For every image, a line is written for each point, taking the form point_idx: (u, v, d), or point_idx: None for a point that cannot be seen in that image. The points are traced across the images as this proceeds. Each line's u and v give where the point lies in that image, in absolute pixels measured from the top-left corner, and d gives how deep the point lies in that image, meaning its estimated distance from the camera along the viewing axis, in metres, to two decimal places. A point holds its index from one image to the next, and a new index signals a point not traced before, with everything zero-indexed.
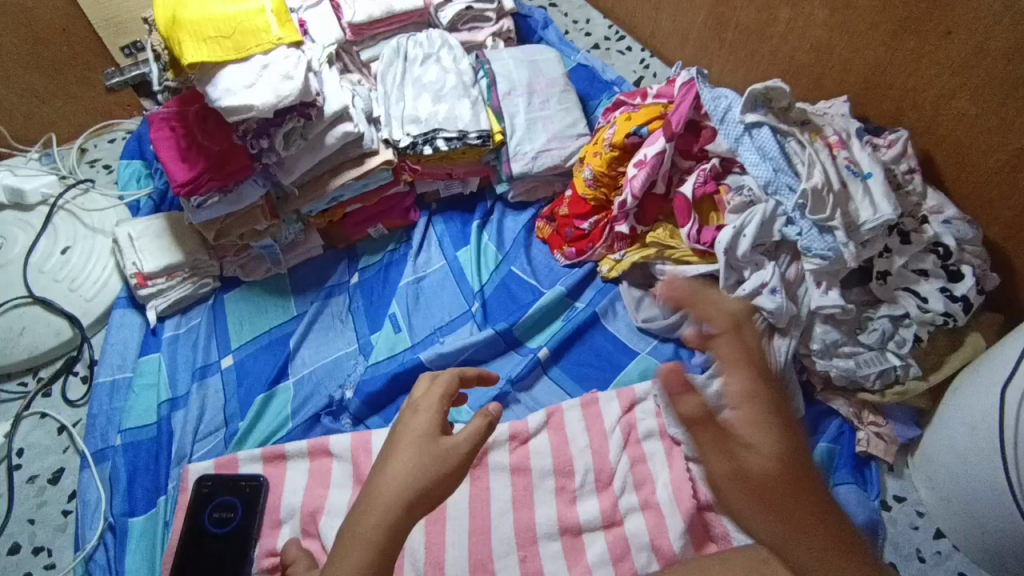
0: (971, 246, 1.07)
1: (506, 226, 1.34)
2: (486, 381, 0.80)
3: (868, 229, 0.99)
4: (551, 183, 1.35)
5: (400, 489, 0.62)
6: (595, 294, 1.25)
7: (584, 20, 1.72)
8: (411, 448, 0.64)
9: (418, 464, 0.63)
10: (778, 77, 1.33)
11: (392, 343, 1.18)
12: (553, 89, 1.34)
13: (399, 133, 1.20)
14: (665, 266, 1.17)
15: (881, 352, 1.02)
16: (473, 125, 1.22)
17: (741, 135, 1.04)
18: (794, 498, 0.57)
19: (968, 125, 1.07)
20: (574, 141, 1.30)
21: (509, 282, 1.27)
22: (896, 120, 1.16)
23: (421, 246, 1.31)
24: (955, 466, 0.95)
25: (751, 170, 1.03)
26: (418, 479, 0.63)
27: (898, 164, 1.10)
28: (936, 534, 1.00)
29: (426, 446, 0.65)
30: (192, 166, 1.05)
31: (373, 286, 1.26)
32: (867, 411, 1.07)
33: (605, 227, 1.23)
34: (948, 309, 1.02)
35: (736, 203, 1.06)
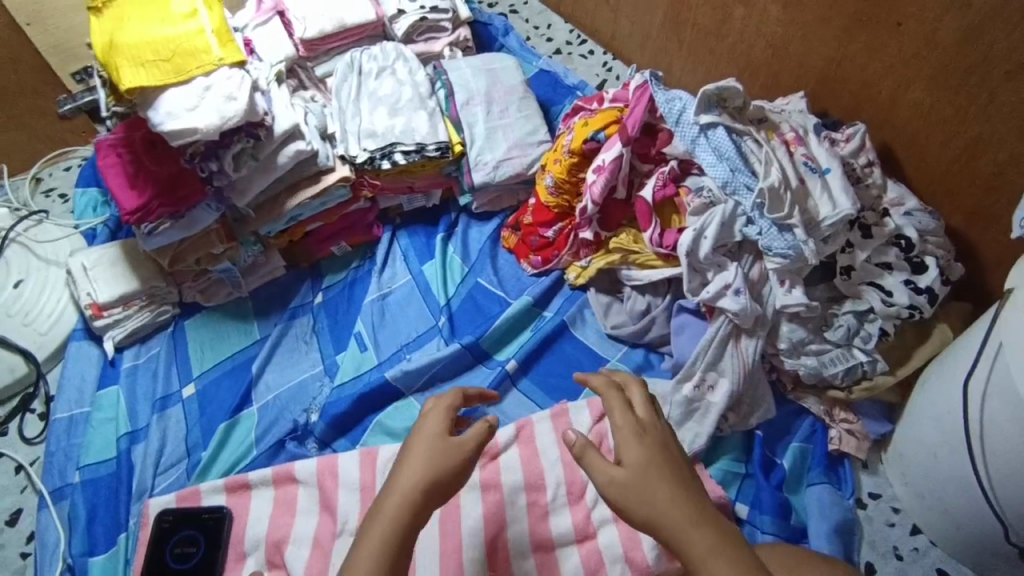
0: (933, 237, 1.07)
1: (471, 237, 1.32)
2: (485, 398, 0.90)
3: (829, 226, 0.99)
4: (514, 192, 1.33)
5: (409, 495, 0.67)
6: (562, 302, 1.24)
7: (545, 26, 1.71)
8: (420, 457, 0.70)
9: (427, 472, 0.69)
10: (737, 75, 1.33)
11: (357, 362, 1.16)
12: (512, 96, 1.32)
13: (356, 149, 1.18)
14: (631, 271, 1.15)
15: (848, 349, 1.02)
16: (430, 137, 1.21)
17: (697, 136, 1.03)
18: (677, 508, 0.63)
19: (923, 115, 1.07)
20: (535, 148, 1.29)
21: (475, 294, 1.26)
22: (854, 115, 1.16)
23: (386, 262, 1.29)
24: (926, 461, 0.94)
25: (708, 171, 1.02)
26: (424, 487, 0.68)
27: (858, 158, 1.09)
28: (914, 530, 0.99)
29: (436, 445, 0.71)
30: (141, 193, 1.02)
31: (338, 305, 1.24)
32: (838, 407, 1.06)
33: (569, 234, 1.22)
34: (913, 301, 1.02)
35: (696, 205, 1.05)
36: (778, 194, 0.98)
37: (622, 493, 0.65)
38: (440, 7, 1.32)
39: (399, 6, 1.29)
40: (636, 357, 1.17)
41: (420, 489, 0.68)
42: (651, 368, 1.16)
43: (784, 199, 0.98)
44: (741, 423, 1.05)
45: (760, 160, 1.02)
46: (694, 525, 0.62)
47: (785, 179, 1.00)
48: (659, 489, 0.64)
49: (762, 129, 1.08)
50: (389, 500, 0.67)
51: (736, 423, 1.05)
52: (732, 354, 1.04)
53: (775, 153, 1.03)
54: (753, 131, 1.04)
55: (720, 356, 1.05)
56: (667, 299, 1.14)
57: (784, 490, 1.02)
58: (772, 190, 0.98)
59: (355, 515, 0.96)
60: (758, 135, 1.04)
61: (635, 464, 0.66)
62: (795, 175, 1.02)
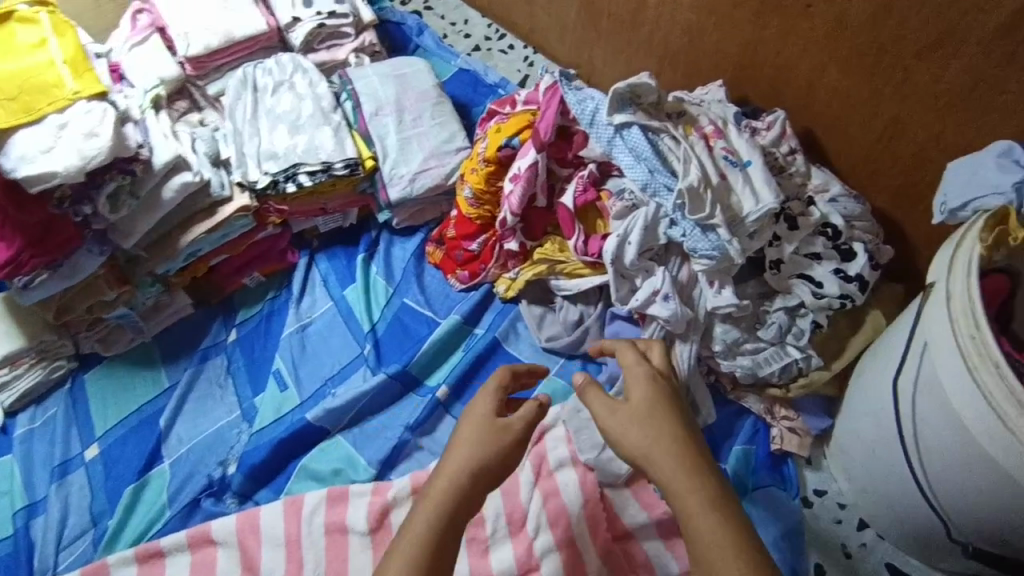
0: (860, 222, 1.04)
1: (394, 255, 1.25)
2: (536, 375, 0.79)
3: (753, 221, 0.96)
4: (437, 204, 1.26)
5: (457, 479, 0.64)
6: (494, 317, 1.18)
7: (462, 21, 1.63)
8: (469, 441, 0.66)
9: (475, 453, 0.65)
10: (658, 64, 1.28)
11: (277, 403, 1.08)
12: (424, 103, 1.25)
13: (256, 173, 1.09)
14: (560, 280, 1.10)
15: (782, 347, 0.99)
16: (337, 154, 1.12)
17: (613, 137, 0.98)
18: (676, 453, 0.62)
19: (842, 97, 1.04)
20: (452, 156, 1.22)
21: (402, 316, 1.18)
22: (774, 101, 1.13)
23: (304, 289, 1.21)
24: (867, 458, 0.92)
25: (627, 173, 0.98)
26: (472, 473, 0.64)
27: (779, 146, 1.07)
28: (860, 525, 0.97)
29: (486, 425, 0.68)
30: (8, 246, 0.89)
31: (254, 341, 1.15)
32: (779, 405, 1.04)
33: (494, 246, 1.16)
34: (844, 291, 0.99)
35: (618, 209, 1.00)
36: (699, 194, 0.94)
37: (622, 433, 0.65)
38: (338, 11, 1.24)
39: (294, 13, 1.22)
40: (575, 368, 1.12)
41: (463, 475, 0.64)
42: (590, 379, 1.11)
43: (704, 198, 0.94)
44: None
45: (679, 158, 0.98)
46: (691, 469, 0.61)
47: (705, 177, 0.96)
48: (661, 424, 0.64)
49: (681, 122, 1.03)
50: (437, 479, 0.65)
51: None
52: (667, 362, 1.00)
53: (694, 149, 0.99)
54: (671, 126, 1.00)
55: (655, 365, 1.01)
56: (599, 307, 1.10)
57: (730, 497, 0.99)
58: (692, 189, 0.94)
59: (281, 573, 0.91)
60: (676, 130, 1.00)
61: (644, 399, 0.66)
62: (716, 171, 0.98)
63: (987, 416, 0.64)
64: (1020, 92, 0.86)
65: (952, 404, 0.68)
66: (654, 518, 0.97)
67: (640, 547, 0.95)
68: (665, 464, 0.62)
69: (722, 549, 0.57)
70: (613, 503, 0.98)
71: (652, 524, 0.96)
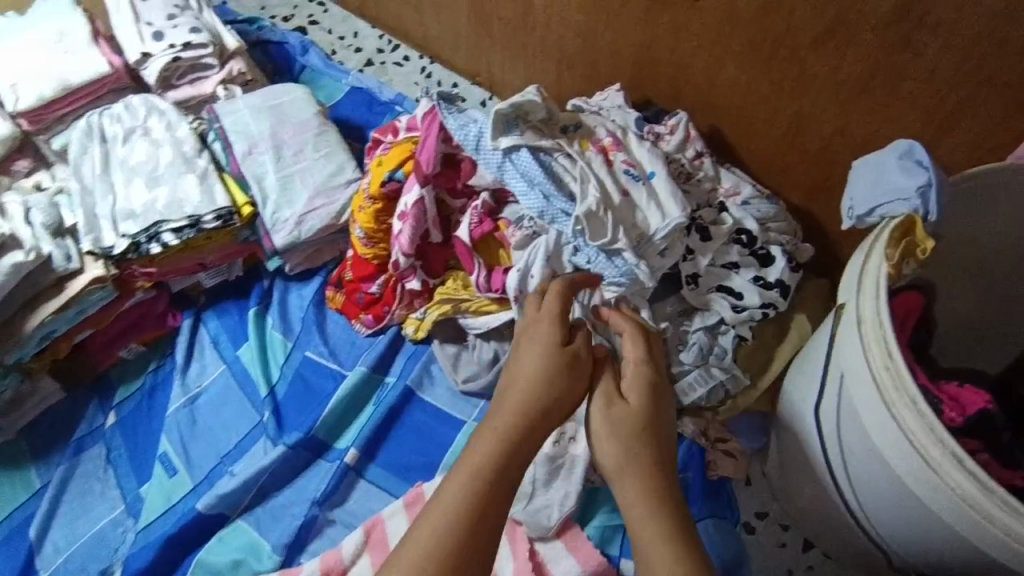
0: (774, 224, 0.99)
1: (290, 303, 1.14)
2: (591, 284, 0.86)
3: (662, 239, 0.88)
4: (334, 243, 1.15)
5: (525, 414, 0.68)
6: (404, 362, 1.08)
7: (352, 34, 1.51)
8: (535, 375, 0.70)
9: (519, 411, 0.68)
10: (556, 68, 1.19)
11: (166, 492, 0.97)
12: (305, 134, 1.13)
13: (112, 237, 0.97)
14: (467, 319, 1.01)
15: (706, 368, 0.93)
16: (205, 205, 1.00)
17: (502, 162, 0.89)
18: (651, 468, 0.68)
19: (744, 94, 0.97)
20: (342, 192, 1.10)
21: (304, 371, 1.07)
22: (677, 101, 1.06)
23: (192, 355, 1.09)
24: (803, 480, 0.86)
25: (522, 200, 0.89)
26: (534, 412, 0.69)
27: (685, 151, 1.00)
28: (805, 546, 0.93)
29: (549, 357, 0.72)
30: None
31: (137, 421, 1.03)
32: (712, 426, 0.97)
33: (395, 286, 1.06)
34: (764, 300, 0.94)
35: (519, 238, 0.92)
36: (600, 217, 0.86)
37: (604, 437, 0.70)
38: (194, 41, 1.11)
39: (143, 49, 1.09)
40: None
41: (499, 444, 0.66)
42: None
43: (606, 220, 0.86)
44: None
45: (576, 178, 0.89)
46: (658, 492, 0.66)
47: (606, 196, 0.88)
48: (640, 438, 0.69)
49: (575, 136, 0.94)
50: (506, 404, 0.69)
51: None
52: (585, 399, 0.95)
53: (592, 166, 0.90)
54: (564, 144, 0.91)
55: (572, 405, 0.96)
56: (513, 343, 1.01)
57: None
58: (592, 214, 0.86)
59: None
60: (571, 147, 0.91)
61: (637, 405, 0.72)
62: (619, 187, 0.90)
63: (912, 460, 0.58)
64: (921, 79, 0.80)
65: (878, 450, 0.62)
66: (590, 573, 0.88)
67: None
68: (636, 484, 0.66)
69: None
70: (544, 556, 0.90)
71: None
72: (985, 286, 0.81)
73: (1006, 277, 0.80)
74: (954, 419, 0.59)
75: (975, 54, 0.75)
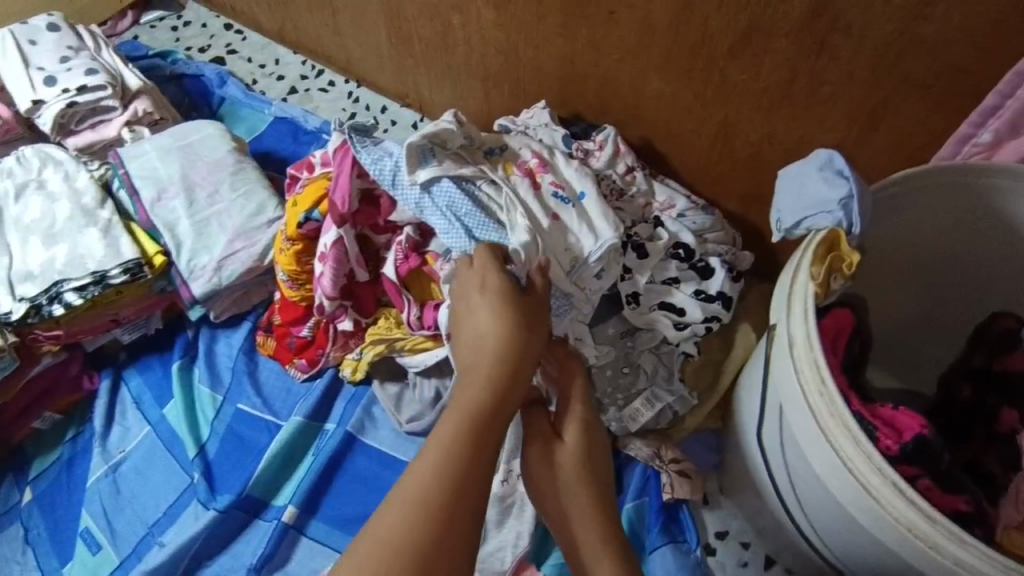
0: (711, 235, 0.97)
1: (218, 353, 1.07)
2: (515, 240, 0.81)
3: (596, 261, 0.83)
4: (262, 285, 1.09)
5: (498, 357, 0.66)
6: (344, 406, 1.03)
7: (273, 61, 1.45)
8: (500, 322, 0.68)
9: (497, 358, 0.66)
10: (481, 87, 1.16)
11: (90, 571, 0.90)
12: (220, 173, 1.07)
13: (9, 302, 0.91)
14: (404, 357, 0.96)
15: (653, 390, 0.92)
16: (110, 259, 0.93)
17: (420, 198, 0.84)
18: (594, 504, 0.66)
19: (669, 105, 0.95)
20: (264, 231, 1.05)
21: (236, 426, 1.01)
22: (604, 114, 1.03)
23: (112, 418, 1.02)
24: (760, 500, 0.84)
25: (445, 238, 0.83)
26: (513, 354, 0.66)
27: (615, 167, 0.97)
28: (767, 563, 0.90)
29: (509, 305, 0.69)
30: None
31: (55, 496, 0.96)
32: (665, 447, 0.94)
33: (327, 327, 1.01)
34: (707, 314, 0.92)
35: (446, 272, 0.86)
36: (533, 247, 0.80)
37: (544, 479, 0.68)
38: (91, 83, 1.05)
39: (35, 96, 1.04)
40: None
41: (474, 416, 0.62)
42: None
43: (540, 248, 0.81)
44: None
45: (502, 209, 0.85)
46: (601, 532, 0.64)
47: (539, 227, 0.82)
48: (581, 476, 0.68)
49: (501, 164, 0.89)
50: (481, 358, 0.66)
51: None
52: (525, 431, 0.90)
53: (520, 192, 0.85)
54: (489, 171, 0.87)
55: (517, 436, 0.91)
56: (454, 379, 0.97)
57: None
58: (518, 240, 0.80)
59: None
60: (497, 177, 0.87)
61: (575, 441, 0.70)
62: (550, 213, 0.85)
63: (854, 491, 0.55)
64: (840, 83, 0.79)
65: (822, 480, 0.60)
66: None
67: None
68: (579, 527, 0.65)
69: None
70: None
71: None
72: (921, 289, 0.80)
73: (939, 278, 0.79)
74: (890, 448, 0.57)
75: (889, 56, 0.74)
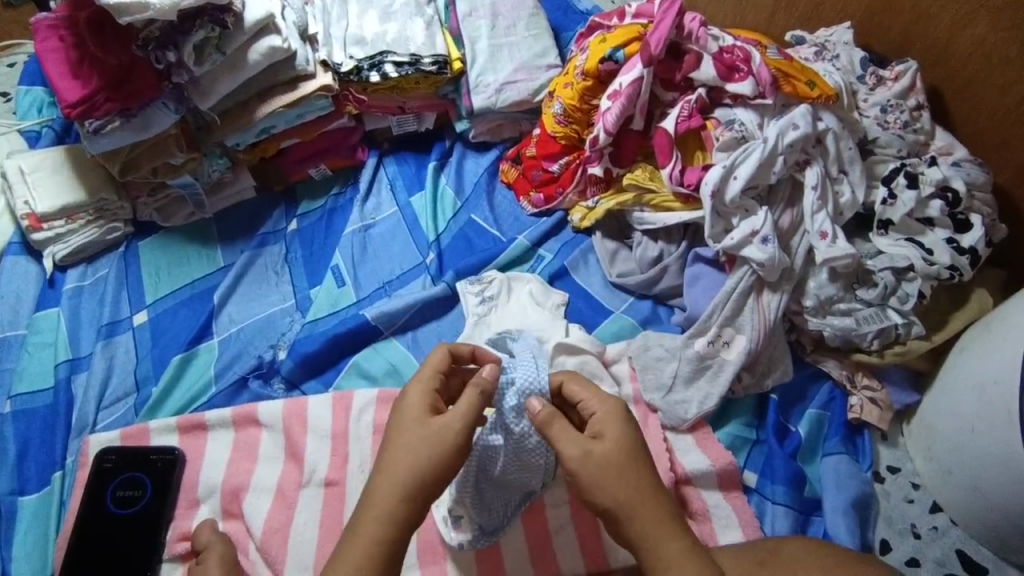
0: (981, 193, 0.95)
1: (466, 168, 1.17)
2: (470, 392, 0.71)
3: (763, 266, 0.91)
4: (518, 122, 1.18)
5: (400, 474, 0.61)
6: (564, 246, 1.09)
7: None
8: (404, 458, 0.61)
9: (401, 477, 0.61)
10: (770, 7, 1.17)
11: (333, 298, 1.03)
12: (520, 12, 1.18)
13: (341, 56, 1.05)
14: (644, 212, 1.04)
15: (881, 309, 0.91)
16: (427, 48, 1.07)
17: (744, 124, 0.96)
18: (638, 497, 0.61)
19: (984, 55, 0.95)
20: (544, 72, 1.14)
21: (468, 231, 1.11)
22: (902, 52, 1.04)
23: (370, 190, 1.15)
24: (960, 435, 0.86)
25: (770, 127, 0.93)
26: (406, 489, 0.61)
27: (906, 101, 0.98)
28: (933, 508, 0.91)
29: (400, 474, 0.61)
30: (85, 84, 0.91)
31: (314, 234, 1.10)
32: (861, 373, 0.97)
33: (576, 169, 1.08)
34: (955, 262, 0.91)
35: (726, 139, 0.95)
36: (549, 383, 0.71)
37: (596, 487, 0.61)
38: None
39: None
40: (644, 309, 1.03)
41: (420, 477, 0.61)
42: (659, 322, 1.03)
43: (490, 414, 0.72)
44: (755, 384, 0.95)
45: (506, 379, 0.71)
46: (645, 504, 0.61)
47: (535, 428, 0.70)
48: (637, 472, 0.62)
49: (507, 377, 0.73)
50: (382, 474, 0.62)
51: (751, 385, 0.95)
52: (753, 308, 0.94)
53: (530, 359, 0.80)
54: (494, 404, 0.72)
55: (740, 311, 0.95)
56: (683, 245, 1.02)
57: (797, 459, 0.93)
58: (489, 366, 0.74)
59: (324, 465, 0.88)
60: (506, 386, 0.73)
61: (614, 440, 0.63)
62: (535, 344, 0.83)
63: None
64: None
65: None
66: (720, 468, 0.88)
67: (698, 492, 0.87)
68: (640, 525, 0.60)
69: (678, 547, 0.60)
70: (675, 446, 0.91)
71: (713, 473, 0.88)
72: None
73: None
74: None
75: None
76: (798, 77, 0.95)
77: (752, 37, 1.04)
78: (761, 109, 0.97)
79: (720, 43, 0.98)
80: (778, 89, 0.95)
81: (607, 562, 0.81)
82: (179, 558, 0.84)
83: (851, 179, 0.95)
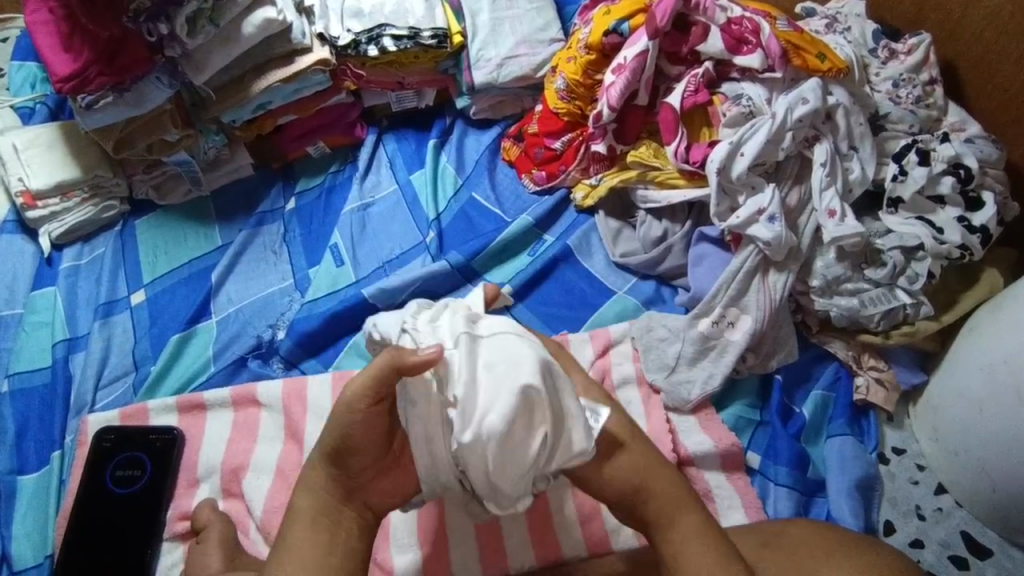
0: (993, 170, 0.93)
1: (467, 145, 1.15)
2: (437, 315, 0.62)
3: (769, 243, 0.89)
4: (520, 99, 1.15)
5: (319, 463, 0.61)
6: (568, 225, 1.07)
7: None
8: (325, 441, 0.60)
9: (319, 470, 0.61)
10: None
11: (332, 277, 1.01)
12: None
13: (338, 29, 1.03)
14: (648, 190, 1.01)
15: (889, 289, 0.90)
16: (426, 22, 1.04)
17: (754, 98, 0.93)
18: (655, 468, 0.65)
19: (999, 27, 0.92)
20: (546, 47, 1.11)
21: (469, 209, 1.09)
22: (916, 24, 1.01)
23: (370, 167, 1.13)
24: (969, 417, 0.85)
25: (778, 102, 0.91)
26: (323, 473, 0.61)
27: (919, 75, 0.95)
28: (938, 489, 0.90)
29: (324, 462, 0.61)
30: (76, 57, 0.88)
31: (313, 212, 1.09)
32: (867, 354, 0.95)
33: (579, 146, 1.06)
34: (965, 241, 0.88)
35: (733, 114, 0.93)
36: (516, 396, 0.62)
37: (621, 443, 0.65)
38: None
39: None
40: (647, 289, 1.01)
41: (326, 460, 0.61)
42: (662, 303, 1.01)
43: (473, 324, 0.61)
44: (759, 365, 0.93)
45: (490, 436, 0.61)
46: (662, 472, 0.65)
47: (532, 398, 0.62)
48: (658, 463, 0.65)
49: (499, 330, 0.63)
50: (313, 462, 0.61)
51: (755, 365, 0.93)
52: (759, 288, 0.92)
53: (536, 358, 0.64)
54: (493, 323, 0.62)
55: (744, 291, 0.93)
56: (687, 225, 1.00)
57: (801, 440, 0.92)
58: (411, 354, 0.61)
59: None
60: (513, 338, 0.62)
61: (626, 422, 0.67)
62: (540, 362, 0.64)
63: None
64: None
65: None
66: (723, 450, 0.87)
67: (699, 473, 0.87)
68: (660, 486, 0.64)
69: (691, 525, 0.62)
70: (677, 428, 0.90)
71: (716, 454, 0.87)
72: None
73: None
74: None
75: None
76: (808, 50, 0.93)
77: (760, 8, 1.01)
78: (769, 84, 0.95)
79: (727, 14, 0.96)
80: (787, 62, 0.92)
81: (609, 543, 0.81)
82: (179, 537, 0.84)
83: (861, 155, 0.93)
